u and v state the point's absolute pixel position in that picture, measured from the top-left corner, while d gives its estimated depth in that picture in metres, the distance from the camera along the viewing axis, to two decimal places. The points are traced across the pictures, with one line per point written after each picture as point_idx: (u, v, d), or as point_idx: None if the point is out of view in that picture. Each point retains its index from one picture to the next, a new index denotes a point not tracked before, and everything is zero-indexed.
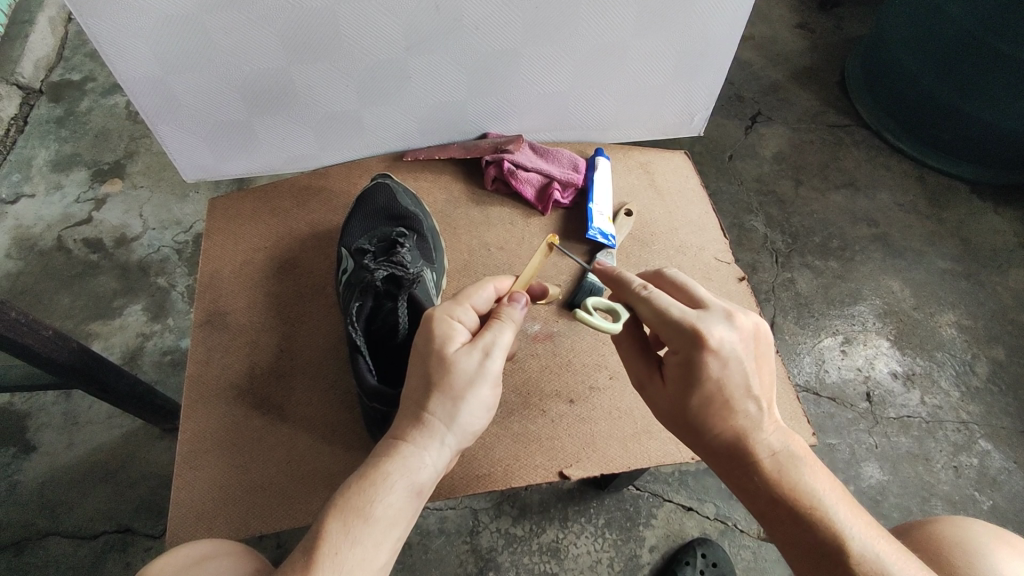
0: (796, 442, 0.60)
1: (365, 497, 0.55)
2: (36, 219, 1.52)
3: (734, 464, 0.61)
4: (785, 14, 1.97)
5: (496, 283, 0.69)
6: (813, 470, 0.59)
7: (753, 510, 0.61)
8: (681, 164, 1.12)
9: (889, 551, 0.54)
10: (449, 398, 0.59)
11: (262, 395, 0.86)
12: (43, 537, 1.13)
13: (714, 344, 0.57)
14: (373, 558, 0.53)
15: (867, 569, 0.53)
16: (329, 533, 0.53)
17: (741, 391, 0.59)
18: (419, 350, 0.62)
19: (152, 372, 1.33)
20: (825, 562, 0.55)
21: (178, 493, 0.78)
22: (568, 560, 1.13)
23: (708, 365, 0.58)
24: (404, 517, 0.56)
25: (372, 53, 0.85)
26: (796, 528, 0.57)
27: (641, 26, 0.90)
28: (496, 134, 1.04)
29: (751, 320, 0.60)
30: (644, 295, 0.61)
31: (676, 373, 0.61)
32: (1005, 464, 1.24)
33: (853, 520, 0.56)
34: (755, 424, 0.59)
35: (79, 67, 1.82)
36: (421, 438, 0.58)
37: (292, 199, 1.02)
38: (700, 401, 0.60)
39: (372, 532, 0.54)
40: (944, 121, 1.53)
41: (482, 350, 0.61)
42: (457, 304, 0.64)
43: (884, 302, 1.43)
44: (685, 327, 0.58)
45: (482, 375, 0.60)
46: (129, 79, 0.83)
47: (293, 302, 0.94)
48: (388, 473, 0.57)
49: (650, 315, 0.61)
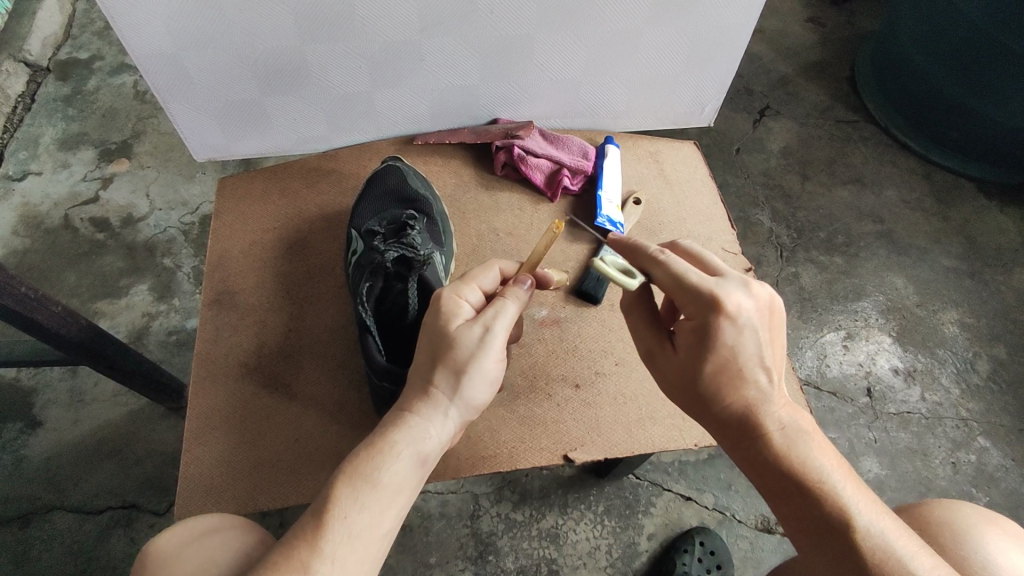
0: (804, 418, 0.61)
1: (374, 465, 0.56)
2: (43, 197, 1.52)
3: (743, 436, 0.60)
4: (796, 7, 1.96)
5: (503, 264, 0.71)
6: (822, 447, 0.59)
7: (758, 485, 0.61)
8: (691, 154, 1.12)
9: (893, 526, 0.56)
10: (457, 369, 0.60)
11: (272, 374, 0.86)
12: (48, 512, 1.15)
13: (731, 310, 0.57)
14: (380, 522, 0.54)
15: (870, 545, 0.54)
16: (338, 498, 0.53)
17: (754, 362, 0.59)
18: (427, 325, 0.63)
19: (157, 352, 1.34)
20: (829, 537, 0.56)
21: (187, 468, 0.79)
22: (567, 546, 1.14)
23: (724, 330, 0.58)
24: (409, 482, 0.57)
25: (385, 35, 0.85)
26: (802, 504, 0.57)
27: (655, 13, 0.89)
28: (507, 120, 1.04)
29: (767, 291, 0.61)
30: (662, 259, 0.62)
31: (688, 342, 0.60)
32: (1003, 461, 1.25)
33: (859, 497, 0.57)
34: (766, 398, 0.60)
35: (87, 46, 1.82)
36: (426, 409, 0.60)
37: (302, 180, 1.03)
38: (714, 371, 0.59)
39: (379, 498, 0.54)
40: (954, 118, 1.52)
41: (482, 325, 0.61)
42: (466, 285, 0.66)
43: (888, 298, 1.44)
44: (704, 293, 0.58)
45: (489, 348, 0.61)
46: (143, 56, 0.83)
47: (301, 282, 0.94)
48: (395, 440, 0.58)
49: (669, 279, 0.61)
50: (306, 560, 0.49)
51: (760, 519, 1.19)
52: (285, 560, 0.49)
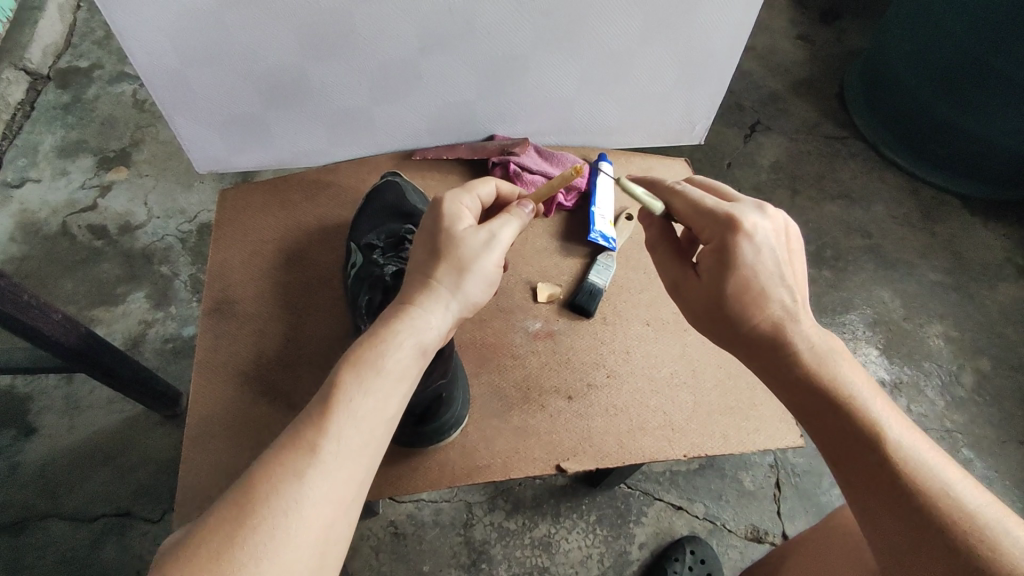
0: (836, 341, 0.60)
1: (377, 351, 0.56)
2: (41, 204, 1.54)
3: (771, 355, 0.61)
4: (787, 25, 2.00)
5: (499, 182, 0.75)
6: (851, 363, 0.59)
7: (789, 406, 0.61)
8: (682, 171, 1.15)
9: (925, 444, 0.55)
10: (456, 265, 0.61)
11: (270, 383, 0.88)
12: (42, 518, 1.15)
13: (748, 228, 0.63)
14: (385, 405, 0.55)
15: (902, 456, 0.53)
16: (342, 381, 0.54)
17: (775, 281, 0.62)
18: (427, 223, 0.65)
19: (154, 359, 1.35)
20: (856, 442, 0.55)
21: (186, 475, 0.80)
22: (559, 554, 1.15)
23: (742, 247, 0.62)
24: (413, 371, 0.57)
25: (385, 54, 0.87)
26: (829, 412, 0.57)
27: (646, 35, 0.92)
28: (503, 136, 1.07)
29: (781, 217, 0.66)
30: (677, 188, 0.69)
31: (711, 265, 0.64)
32: (987, 472, 1.28)
33: (890, 412, 0.56)
34: (792, 316, 0.61)
35: (88, 54, 1.84)
36: (427, 300, 0.60)
37: (301, 193, 1.05)
38: (737, 290, 0.62)
39: (382, 382, 0.55)
40: (941, 136, 1.56)
41: (488, 232, 0.64)
42: (466, 189, 0.69)
43: (875, 311, 1.47)
44: (723, 215, 0.64)
45: (490, 250, 0.64)
46: (148, 71, 0.85)
47: (300, 293, 0.96)
48: (398, 331, 0.57)
49: (686, 206, 0.68)
50: (313, 440, 0.50)
51: (749, 529, 1.21)
52: (293, 441, 0.50)
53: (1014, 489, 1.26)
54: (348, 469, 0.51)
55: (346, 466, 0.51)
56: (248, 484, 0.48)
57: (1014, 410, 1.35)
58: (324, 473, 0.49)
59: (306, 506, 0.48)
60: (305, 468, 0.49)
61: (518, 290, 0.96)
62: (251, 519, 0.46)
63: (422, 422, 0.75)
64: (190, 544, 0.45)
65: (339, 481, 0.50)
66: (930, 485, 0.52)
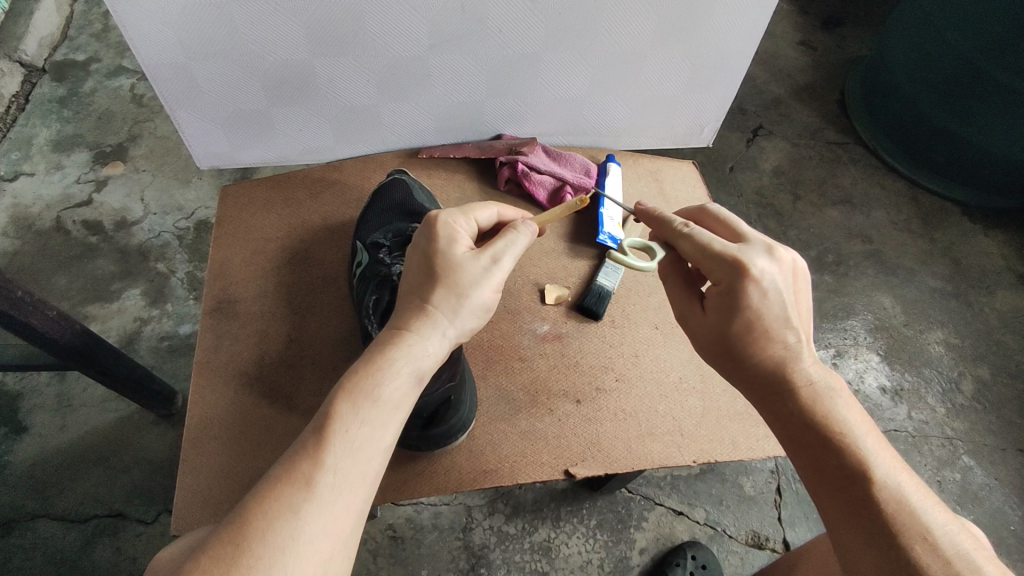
0: (834, 377, 0.60)
1: (372, 380, 0.54)
2: (35, 198, 1.51)
3: (770, 390, 0.60)
4: (789, 30, 2.00)
5: (501, 208, 0.71)
6: (850, 403, 0.58)
7: (781, 439, 0.60)
8: (690, 174, 1.15)
9: (911, 482, 0.54)
10: (454, 292, 0.59)
11: (272, 384, 0.86)
12: (32, 519, 1.13)
13: (756, 273, 0.60)
14: (381, 437, 0.53)
15: (886, 495, 0.53)
16: (338, 412, 0.52)
17: (781, 322, 0.60)
18: (421, 248, 0.62)
19: (149, 358, 1.32)
20: (847, 485, 0.54)
21: (184, 477, 0.79)
22: (559, 559, 1.14)
23: (749, 293, 0.59)
24: (409, 401, 0.56)
25: (394, 51, 0.86)
26: (824, 453, 0.56)
27: (658, 37, 0.91)
28: (510, 136, 1.06)
29: (791, 255, 0.63)
30: (688, 231, 0.66)
31: (715, 303, 0.62)
32: (987, 480, 1.27)
33: (880, 451, 0.55)
34: (795, 355, 0.59)
35: (84, 47, 1.81)
36: (424, 327, 0.58)
37: (305, 191, 1.03)
38: (741, 328, 0.60)
39: (379, 414, 0.53)
40: (941, 144, 1.56)
41: (489, 257, 0.61)
42: (462, 214, 0.65)
43: (877, 317, 1.47)
44: (728, 258, 0.61)
45: (492, 278, 0.61)
46: (152, 64, 0.84)
47: (303, 293, 0.94)
48: (394, 358, 0.56)
49: (692, 249, 0.65)
50: (309, 473, 0.49)
51: (750, 534, 1.20)
52: (288, 474, 0.49)
53: (1014, 497, 1.26)
54: (345, 501, 0.49)
55: (344, 497, 0.50)
56: (243, 519, 0.47)
57: (1013, 418, 1.35)
58: (320, 506, 0.48)
59: (303, 542, 0.46)
60: (302, 504, 0.47)
61: (525, 292, 0.95)
62: (246, 557, 0.44)
63: (429, 426, 0.74)
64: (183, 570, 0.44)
65: (337, 513, 0.49)
66: (918, 538, 0.51)
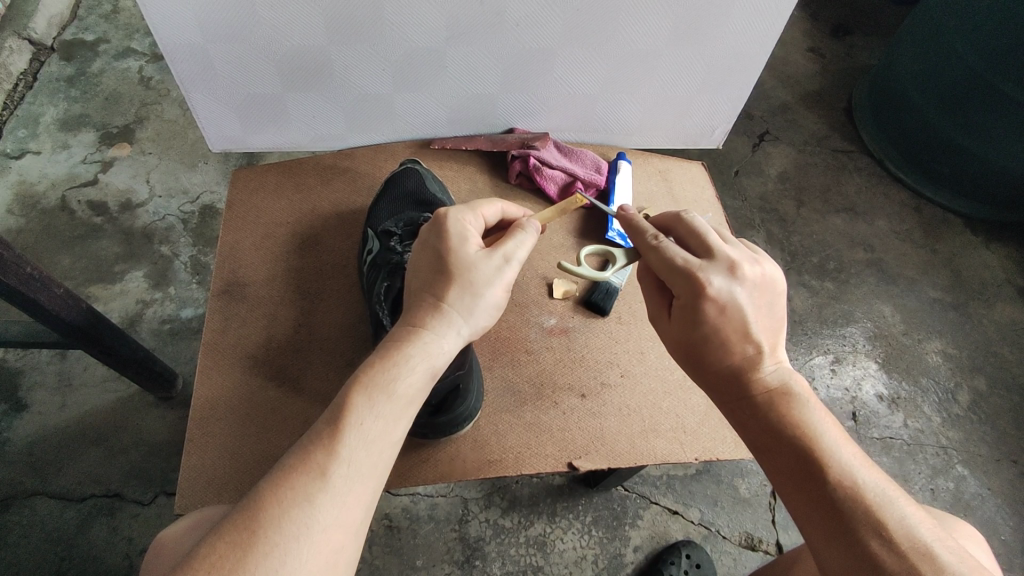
0: (798, 382, 0.60)
1: (388, 375, 0.55)
2: (40, 176, 1.51)
3: (732, 396, 0.61)
4: (798, 37, 2.01)
5: (506, 205, 0.71)
6: (809, 404, 0.58)
7: (748, 442, 0.61)
8: (699, 175, 1.15)
9: (873, 480, 0.54)
10: (467, 292, 0.59)
11: (279, 367, 0.87)
12: (29, 497, 1.12)
13: (712, 291, 0.60)
14: (392, 430, 0.54)
15: (842, 496, 0.53)
16: (353, 404, 0.53)
17: (741, 332, 0.60)
18: (427, 246, 0.63)
19: (150, 340, 1.32)
20: (804, 488, 0.55)
21: (190, 458, 0.79)
22: (554, 554, 1.14)
23: (707, 306, 0.60)
24: (421, 396, 0.57)
25: (412, 40, 0.86)
26: (783, 455, 0.57)
27: (676, 36, 0.91)
28: (523, 130, 1.06)
29: (758, 270, 0.63)
30: (656, 244, 0.64)
31: (678, 314, 0.63)
32: (980, 490, 1.28)
33: (840, 451, 0.55)
34: (755, 364, 0.60)
35: (93, 27, 1.81)
36: (437, 324, 0.58)
37: (316, 177, 1.04)
38: (701, 338, 0.61)
39: (393, 407, 0.54)
40: (945, 156, 1.57)
41: (501, 257, 0.61)
42: (468, 211, 0.66)
43: (875, 325, 1.48)
44: (689, 274, 0.61)
45: (502, 279, 0.61)
46: (173, 44, 0.84)
47: (313, 279, 0.95)
48: (407, 353, 0.56)
49: (659, 263, 0.64)
50: (324, 464, 0.49)
51: (743, 536, 1.20)
52: (303, 464, 0.49)
53: (1007, 508, 1.26)
54: (357, 492, 0.50)
55: (356, 488, 0.50)
56: (259, 506, 0.47)
57: (1007, 429, 1.36)
58: (334, 496, 0.49)
59: (316, 531, 0.47)
60: (316, 493, 0.48)
61: (534, 285, 0.97)
62: (261, 544, 0.45)
63: (437, 412, 0.75)
64: (199, 555, 0.44)
65: (349, 503, 0.49)
66: (875, 534, 0.51)
